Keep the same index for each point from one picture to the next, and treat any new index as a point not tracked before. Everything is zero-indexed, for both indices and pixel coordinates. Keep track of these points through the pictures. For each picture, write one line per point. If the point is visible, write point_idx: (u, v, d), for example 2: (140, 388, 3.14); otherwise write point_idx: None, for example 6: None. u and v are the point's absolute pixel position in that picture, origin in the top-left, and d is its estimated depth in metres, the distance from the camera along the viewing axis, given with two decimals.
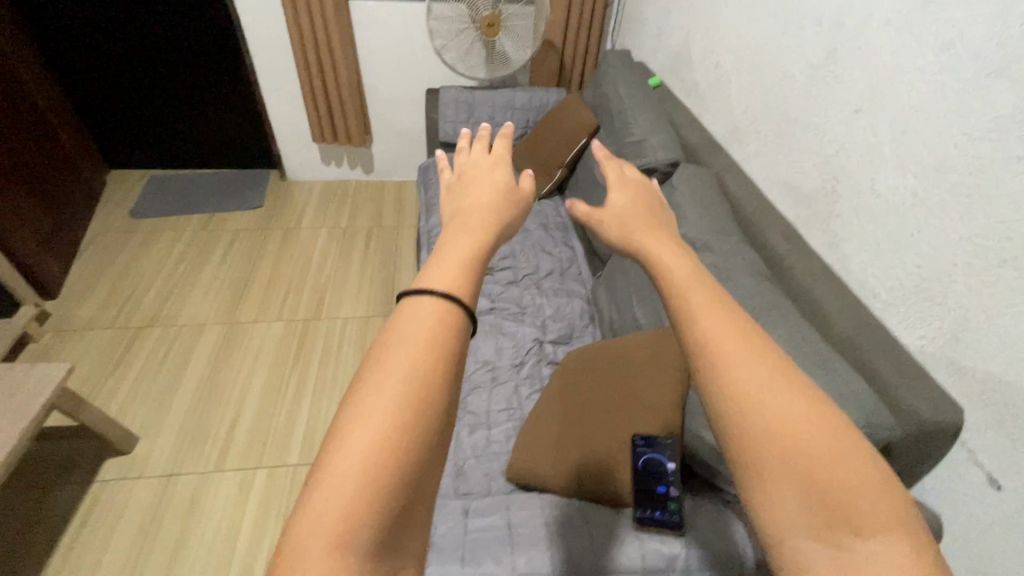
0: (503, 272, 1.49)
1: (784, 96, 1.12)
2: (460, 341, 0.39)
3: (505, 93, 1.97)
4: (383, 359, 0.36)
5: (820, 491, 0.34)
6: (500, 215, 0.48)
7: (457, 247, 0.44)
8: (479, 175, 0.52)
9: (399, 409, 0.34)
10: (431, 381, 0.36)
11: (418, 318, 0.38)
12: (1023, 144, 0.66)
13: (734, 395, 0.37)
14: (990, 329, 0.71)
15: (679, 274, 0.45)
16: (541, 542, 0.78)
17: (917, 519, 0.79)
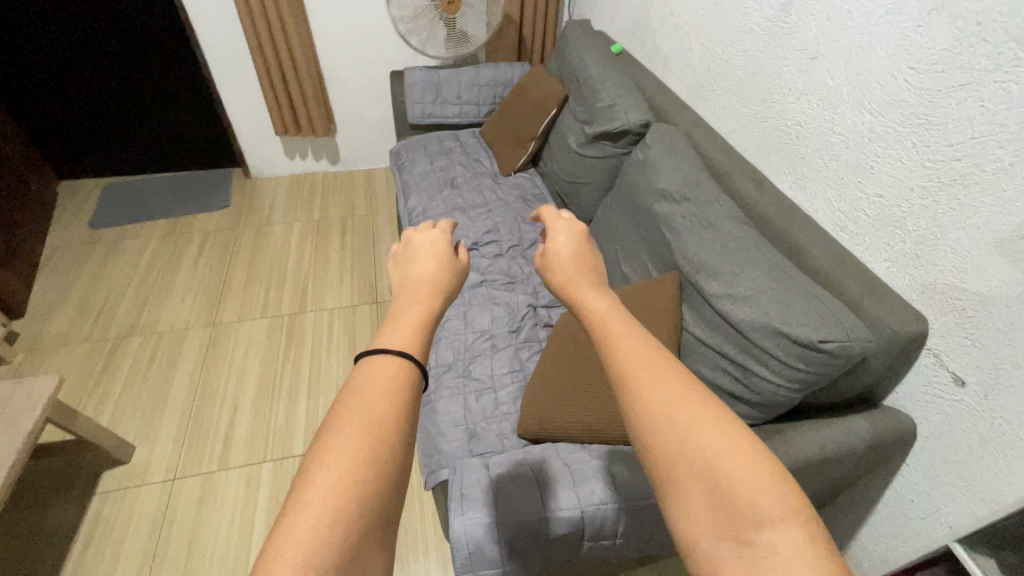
0: (489, 246, 1.52)
1: (744, 50, 1.18)
2: (412, 390, 0.48)
3: (469, 71, 1.98)
4: (346, 407, 0.45)
5: (715, 488, 0.40)
6: (441, 282, 0.59)
7: (409, 312, 0.55)
8: (426, 247, 0.64)
9: (360, 446, 0.42)
10: (385, 423, 0.44)
11: (377, 372, 0.48)
12: (964, 72, 0.74)
13: (643, 407, 0.45)
14: (947, 243, 0.78)
15: (600, 315, 0.54)
16: (563, 485, 0.83)
17: (895, 423, 0.87)
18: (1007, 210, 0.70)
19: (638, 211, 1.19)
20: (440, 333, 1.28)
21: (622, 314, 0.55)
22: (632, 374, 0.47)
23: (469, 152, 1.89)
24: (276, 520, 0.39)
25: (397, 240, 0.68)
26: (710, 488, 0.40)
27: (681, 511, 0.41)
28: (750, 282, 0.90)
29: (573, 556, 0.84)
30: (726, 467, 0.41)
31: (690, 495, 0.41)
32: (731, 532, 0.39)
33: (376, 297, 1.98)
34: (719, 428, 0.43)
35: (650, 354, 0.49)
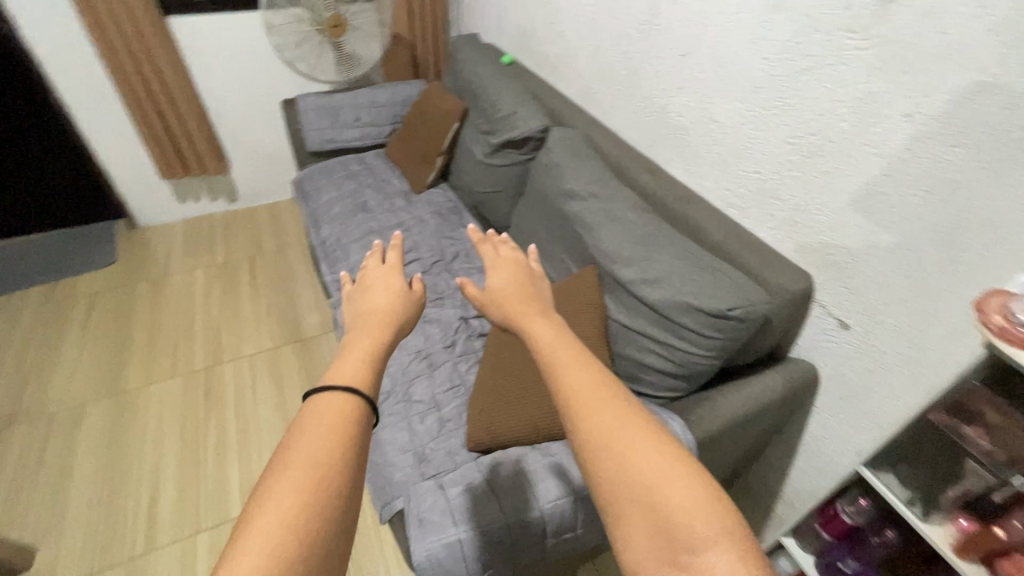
0: (411, 266, 1.51)
1: (624, 52, 1.26)
2: (359, 427, 0.48)
3: (365, 93, 1.95)
4: (289, 450, 0.45)
5: (656, 518, 0.42)
6: (391, 313, 0.62)
7: (360, 345, 0.56)
8: (378, 282, 0.67)
9: (302, 491, 0.42)
10: (329, 464, 0.44)
11: (322, 410, 0.48)
12: (805, 58, 0.85)
13: (588, 440, 0.47)
14: (816, 207, 0.90)
15: (548, 343, 0.57)
16: (519, 490, 0.83)
17: (801, 371, 0.98)
18: (856, 172, 0.81)
19: (551, 212, 1.24)
20: None
21: (569, 340, 0.57)
22: (578, 405, 0.49)
23: (377, 174, 1.86)
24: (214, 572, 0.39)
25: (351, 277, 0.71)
26: (651, 521, 0.42)
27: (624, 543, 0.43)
28: (660, 265, 0.97)
29: (540, 555, 0.84)
30: (665, 495, 0.43)
31: (632, 526, 0.43)
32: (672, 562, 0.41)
33: (299, 334, 1.88)
34: (660, 459, 0.45)
35: (596, 385, 0.51)
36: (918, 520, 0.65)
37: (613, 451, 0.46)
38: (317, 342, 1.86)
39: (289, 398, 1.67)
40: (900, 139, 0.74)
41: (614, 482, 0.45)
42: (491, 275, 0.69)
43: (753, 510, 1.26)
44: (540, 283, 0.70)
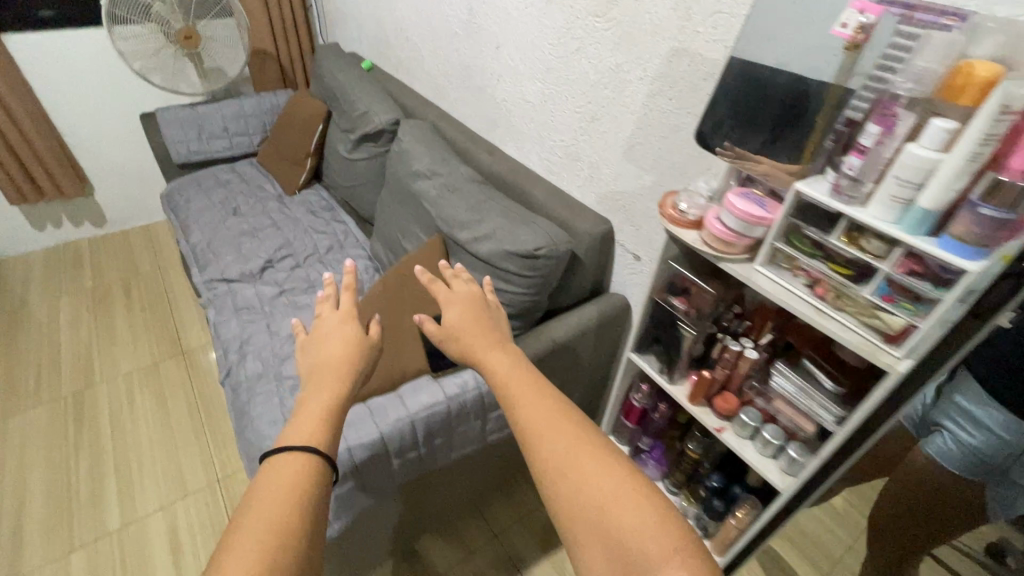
0: (284, 261, 1.57)
1: (457, 50, 1.43)
2: (309, 488, 0.53)
3: (231, 103, 1.98)
4: (245, 522, 0.49)
5: (609, 541, 0.49)
6: (349, 363, 0.66)
7: (316, 404, 0.61)
8: (332, 329, 0.71)
9: (258, 554, 0.46)
10: (282, 528, 0.48)
11: (278, 476, 0.53)
12: (575, 40, 1.04)
13: (547, 465, 0.55)
14: (602, 162, 1.09)
15: (508, 377, 0.64)
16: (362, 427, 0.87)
17: (614, 301, 1.17)
18: (620, 128, 1.01)
19: (403, 193, 1.36)
20: (247, 349, 1.31)
21: (528, 372, 0.65)
22: (536, 434, 0.57)
23: (249, 180, 1.89)
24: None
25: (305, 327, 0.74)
26: (606, 541, 0.49)
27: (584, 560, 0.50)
28: (487, 224, 1.13)
29: (391, 479, 0.92)
30: (617, 519, 0.49)
31: (588, 550, 0.49)
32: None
33: (181, 348, 1.85)
34: (612, 484, 0.52)
35: (553, 417, 0.58)
36: (666, 383, 0.81)
37: (566, 475, 0.53)
38: (201, 352, 1.84)
39: (172, 410, 1.65)
40: (640, 98, 0.95)
41: (573, 504, 0.52)
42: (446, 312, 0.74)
43: None
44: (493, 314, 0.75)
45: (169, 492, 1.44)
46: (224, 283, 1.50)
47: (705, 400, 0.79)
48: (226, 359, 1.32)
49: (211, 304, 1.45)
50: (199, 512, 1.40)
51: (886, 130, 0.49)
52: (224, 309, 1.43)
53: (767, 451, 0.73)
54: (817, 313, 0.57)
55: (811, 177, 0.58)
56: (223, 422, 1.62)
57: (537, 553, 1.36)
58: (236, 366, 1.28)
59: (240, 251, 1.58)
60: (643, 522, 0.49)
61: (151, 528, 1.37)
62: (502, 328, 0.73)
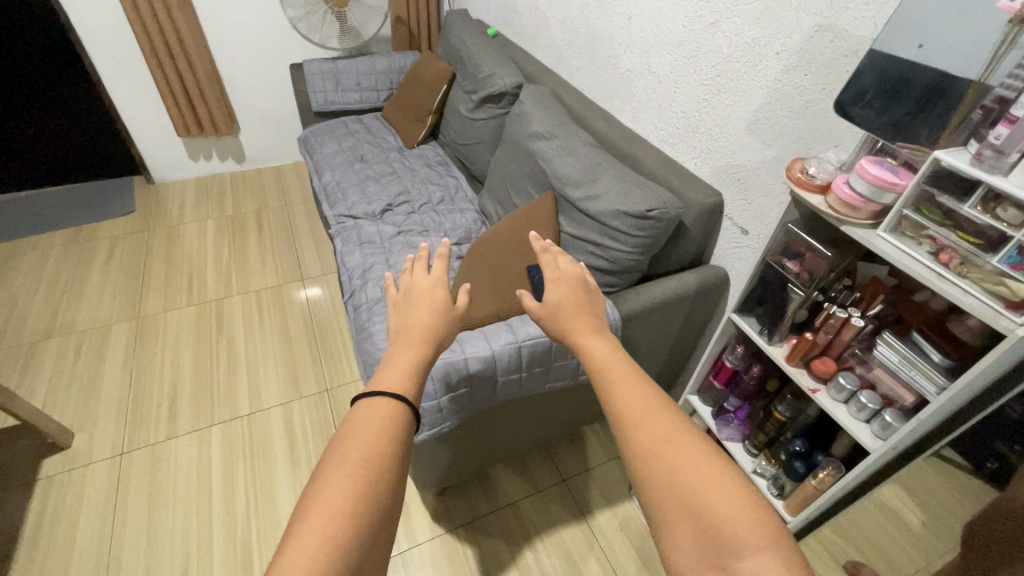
0: (401, 206, 1.73)
1: (587, 20, 1.49)
2: (396, 428, 0.60)
3: (365, 60, 2.17)
4: (344, 452, 0.56)
5: (702, 525, 0.52)
6: (432, 328, 0.74)
7: (404, 358, 0.69)
8: (424, 292, 0.78)
9: (355, 480, 0.54)
10: (376, 463, 0.56)
11: (372, 417, 0.61)
12: (712, 14, 1.08)
13: (638, 446, 0.59)
14: (722, 135, 1.13)
15: (606, 362, 0.69)
16: (480, 347, 0.99)
17: (712, 272, 1.21)
18: (748, 102, 1.05)
19: (519, 150, 1.46)
20: (368, 275, 1.49)
21: (621, 360, 0.70)
22: (633, 418, 0.62)
23: (374, 131, 2.08)
24: (291, 534, 0.50)
25: (398, 281, 0.82)
26: (698, 521, 0.52)
27: (671, 534, 0.54)
28: (601, 185, 1.20)
29: (493, 395, 1.03)
30: (709, 506, 0.53)
31: (681, 529, 0.53)
32: (710, 555, 0.51)
33: (301, 275, 2.11)
34: (700, 470, 0.55)
35: (645, 403, 0.63)
36: (766, 343, 0.85)
37: (661, 457, 0.58)
38: (317, 281, 2.08)
39: (293, 326, 1.90)
40: (773, 73, 0.98)
41: (665, 481, 0.56)
42: (549, 290, 0.81)
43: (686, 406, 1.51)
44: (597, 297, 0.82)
45: (288, 393, 1.68)
46: (350, 219, 1.69)
47: (802, 362, 0.83)
48: (350, 283, 1.50)
49: (339, 236, 1.65)
50: (312, 413, 1.63)
51: None
52: (349, 241, 1.61)
53: (861, 415, 0.76)
54: (938, 277, 0.61)
55: (952, 147, 0.61)
56: (334, 343, 1.84)
57: (599, 501, 1.45)
58: (359, 290, 1.46)
59: (364, 193, 1.77)
60: (729, 508, 0.52)
61: (274, 418, 1.61)
62: (599, 313, 0.79)
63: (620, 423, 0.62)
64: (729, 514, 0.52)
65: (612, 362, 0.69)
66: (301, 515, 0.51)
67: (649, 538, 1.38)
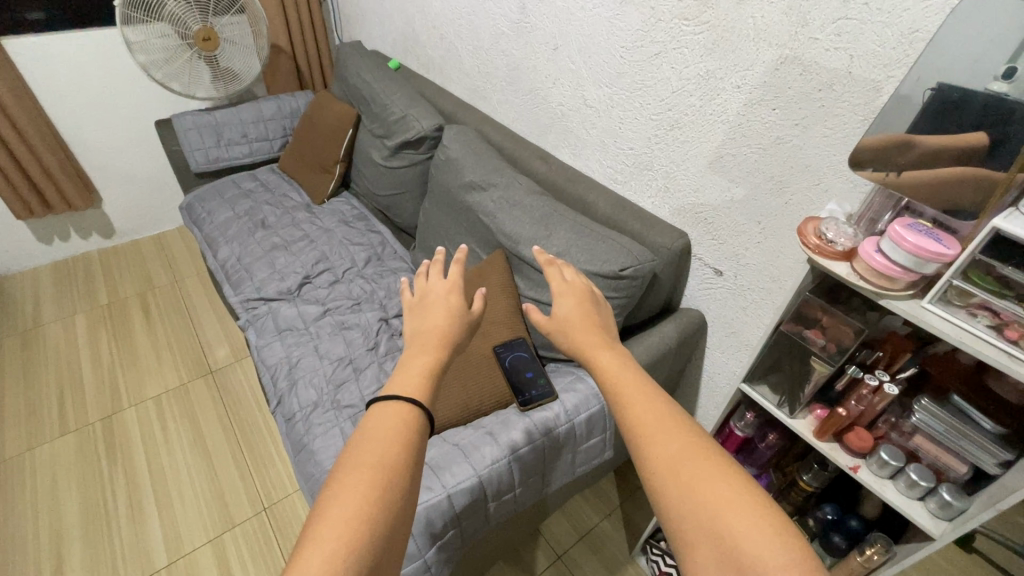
0: (322, 276, 1.49)
1: (504, 50, 1.35)
2: (412, 436, 0.50)
3: (249, 107, 1.87)
4: (357, 455, 0.48)
5: (728, 552, 0.43)
6: (448, 334, 0.60)
7: (417, 364, 0.56)
8: (438, 299, 0.64)
9: (370, 487, 0.45)
10: (387, 474, 0.47)
11: (385, 418, 0.51)
12: (654, 43, 0.98)
13: (655, 460, 0.49)
14: (683, 173, 1.03)
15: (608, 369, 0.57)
16: (460, 470, 0.81)
17: (688, 317, 1.12)
18: (709, 139, 0.95)
19: (452, 202, 1.29)
20: (296, 374, 1.24)
21: (631, 367, 0.58)
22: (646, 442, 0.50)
23: (272, 188, 1.80)
24: (301, 537, 0.43)
25: (410, 286, 0.68)
26: (723, 546, 0.43)
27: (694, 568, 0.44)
28: (559, 241, 1.06)
29: (485, 523, 0.86)
30: (737, 531, 0.43)
31: (702, 555, 0.44)
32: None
33: (210, 366, 1.77)
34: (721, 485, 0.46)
35: (655, 404, 0.53)
36: (788, 417, 0.76)
37: (679, 471, 0.48)
38: (229, 371, 1.76)
39: (208, 432, 1.58)
40: (735, 106, 0.89)
41: (688, 513, 0.46)
42: (554, 302, 0.66)
43: None
44: (604, 309, 0.68)
45: (215, 524, 1.38)
46: (261, 302, 1.42)
47: (833, 436, 0.74)
48: (273, 386, 1.25)
49: (250, 326, 1.37)
50: (249, 544, 1.34)
51: None
52: (264, 332, 1.35)
53: (913, 493, 0.68)
54: (1010, 357, 0.52)
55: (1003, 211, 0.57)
56: (262, 446, 1.56)
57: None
58: (287, 395, 1.21)
59: (273, 267, 1.50)
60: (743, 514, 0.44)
61: (201, 563, 1.30)
62: (610, 326, 0.65)
63: (629, 436, 0.52)
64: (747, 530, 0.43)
65: (620, 365, 0.58)
66: (314, 518, 0.44)
67: None
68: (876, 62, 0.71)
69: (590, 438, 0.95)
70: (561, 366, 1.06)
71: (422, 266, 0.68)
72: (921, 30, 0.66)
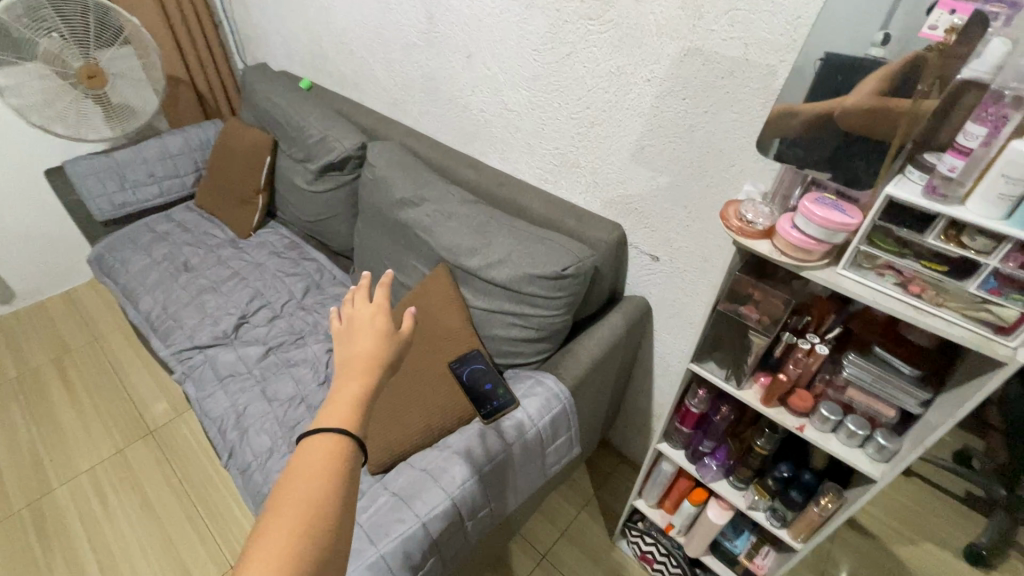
0: (259, 314, 1.42)
1: (418, 61, 1.33)
2: (346, 469, 0.49)
3: (152, 144, 1.74)
4: (283, 494, 0.46)
5: None
6: (381, 357, 0.57)
7: (347, 392, 0.53)
8: (364, 322, 0.60)
9: (292, 533, 0.44)
10: (315, 512, 0.45)
11: (315, 454, 0.49)
12: (564, 45, 1.00)
13: None
14: (609, 167, 1.06)
15: None
16: (431, 497, 0.80)
17: (634, 304, 1.15)
18: (629, 132, 0.98)
19: (386, 221, 1.26)
20: (245, 423, 1.17)
21: None
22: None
23: (191, 227, 1.70)
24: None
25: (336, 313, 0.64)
26: None
27: None
28: (499, 247, 1.06)
29: (464, 543, 0.85)
30: None
31: None
32: None
33: (147, 425, 1.65)
34: None
35: None
36: (736, 389, 0.80)
37: None
38: (170, 428, 1.64)
39: (156, 497, 1.47)
40: (648, 100, 0.92)
41: None
42: None
43: (637, 433, 1.47)
44: None
45: None
46: (195, 351, 1.33)
47: (779, 400, 0.79)
48: (222, 438, 1.17)
49: (187, 379, 1.29)
50: None
51: (994, 130, 0.52)
52: (203, 382, 1.27)
53: (853, 442, 0.74)
54: (917, 311, 0.58)
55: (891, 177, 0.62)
56: (219, 501, 1.47)
57: (590, 565, 1.34)
58: (238, 446, 1.14)
59: (204, 312, 1.41)
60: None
61: None
62: None
63: None
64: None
65: None
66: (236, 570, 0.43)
67: None
68: (769, 48, 0.76)
69: (556, 439, 0.96)
70: (521, 371, 1.06)
71: (346, 290, 0.64)
72: (804, 17, 0.71)
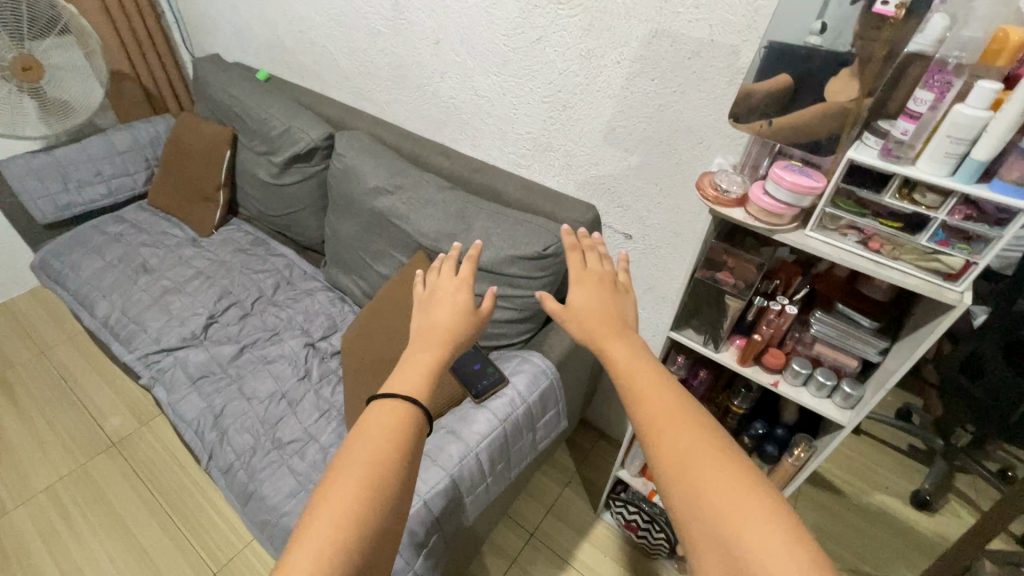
0: (229, 313, 1.37)
1: (384, 49, 1.31)
2: (410, 435, 0.51)
3: (97, 141, 1.65)
4: (353, 450, 0.49)
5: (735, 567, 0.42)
6: (454, 331, 0.61)
7: (420, 361, 0.58)
8: (445, 294, 0.65)
9: (360, 488, 0.46)
10: (380, 468, 0.47)
11: (383, 414, 0.52)
12: (534, 30, 1.02)
13: (665, 464, 0.49)
14: (582, 149, 1.09)
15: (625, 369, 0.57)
16: (430, 475, 0.81)
17: None
18: (601, 115, 1.01)
19: (360, 211, 1.25)
20: (224, 423, 1.14)
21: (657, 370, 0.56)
22: (652, 422, 0.51)
23: (146, 227, 1.62)
24: (298, 529, 0.45)
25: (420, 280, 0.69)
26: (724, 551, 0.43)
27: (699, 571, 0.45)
28: (479, 231, 1.08)
29: (464, 518, 0.87)
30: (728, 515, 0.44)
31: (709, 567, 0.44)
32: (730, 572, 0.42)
33: (110, 437, 1.57)
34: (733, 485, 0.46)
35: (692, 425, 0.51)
36: (714, 352, 0.85)
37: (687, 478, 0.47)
38: (135, 438, 1.57)
39: (125, 510, 1.40)
40: (619, 82, 0.96)
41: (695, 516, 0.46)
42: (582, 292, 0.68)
43: (615, 409, 1.52)
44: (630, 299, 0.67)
45: None
46: (163, 354, 1.28)
47: (754, 360, 0.84)
48: (200, 440, 1.14)
49: (157, 382, 1.23)
50: None
51: (940, 95, 0.58)
52: (175, 385, 1.22)
53: (822, 393, 0.80)
54: (878, 266, 0.64)
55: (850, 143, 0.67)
56: (195, 508, 1.41)
57: (577, 538, 1.38)
58: (218, 447, 1.11)
59: (169, 313, 1.35)
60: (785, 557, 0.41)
61: None
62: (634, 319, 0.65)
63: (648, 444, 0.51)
64: (772, 547, 0.42)
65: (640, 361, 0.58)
66: (306, 518, 0.45)
67: (634, 551, 1.36)
68: (731, 30, 0.80)
69: (546, 413, 0.99)
70: (507, 352, 1.08)
71: (433, 260, 0.69)
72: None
